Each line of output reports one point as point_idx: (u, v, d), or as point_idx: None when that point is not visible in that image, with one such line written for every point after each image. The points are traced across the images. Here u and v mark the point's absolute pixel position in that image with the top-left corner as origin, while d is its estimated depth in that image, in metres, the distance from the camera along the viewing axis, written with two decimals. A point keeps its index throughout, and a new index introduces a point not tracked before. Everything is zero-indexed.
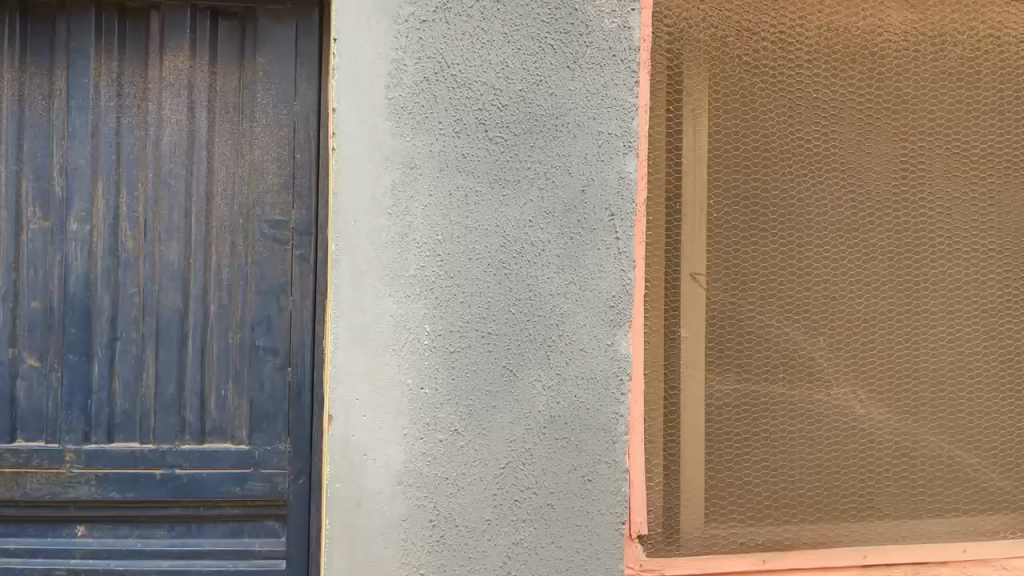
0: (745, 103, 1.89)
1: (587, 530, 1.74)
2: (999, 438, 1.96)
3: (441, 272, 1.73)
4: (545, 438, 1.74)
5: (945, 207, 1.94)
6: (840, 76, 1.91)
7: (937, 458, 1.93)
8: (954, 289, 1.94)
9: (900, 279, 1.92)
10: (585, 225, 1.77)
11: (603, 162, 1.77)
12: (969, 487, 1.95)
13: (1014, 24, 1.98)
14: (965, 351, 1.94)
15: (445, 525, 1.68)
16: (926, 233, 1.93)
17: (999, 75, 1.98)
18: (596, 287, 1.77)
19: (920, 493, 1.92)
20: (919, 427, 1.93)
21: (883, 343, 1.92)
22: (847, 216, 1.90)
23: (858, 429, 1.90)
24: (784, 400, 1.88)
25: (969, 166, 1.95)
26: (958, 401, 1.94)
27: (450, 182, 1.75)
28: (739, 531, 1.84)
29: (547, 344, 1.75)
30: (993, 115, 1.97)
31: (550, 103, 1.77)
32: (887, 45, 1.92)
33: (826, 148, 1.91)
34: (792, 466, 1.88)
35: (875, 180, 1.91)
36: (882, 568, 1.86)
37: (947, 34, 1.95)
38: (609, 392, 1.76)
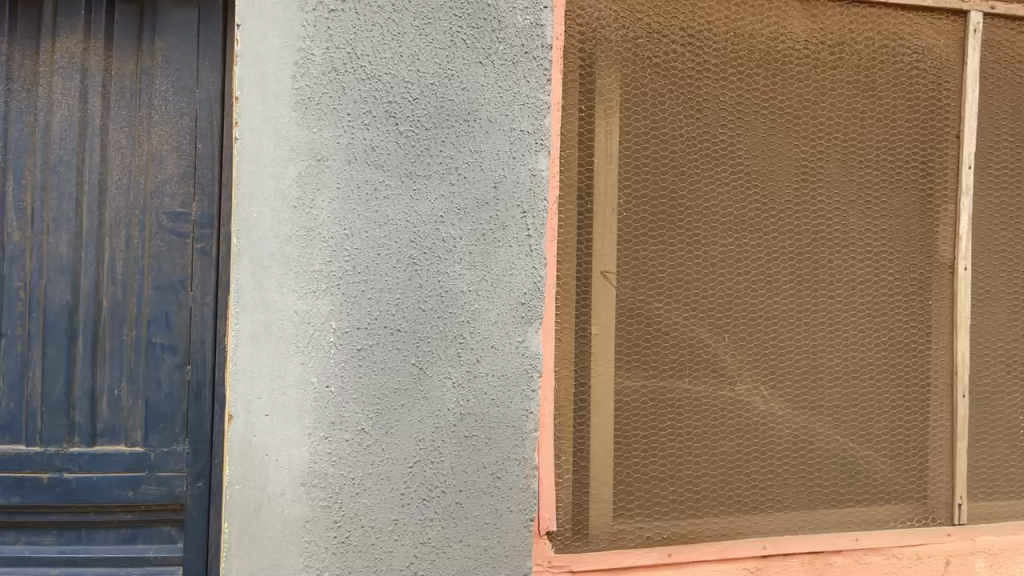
0: (657, 108, 2.13)
1: (495, 527, 1.83)
2: (887, 430, 2.31)
3: (348, 268, 1.74)
4: (454, 436, 1.80)
5: (840, 209, 2.27)
6: (745, 81, 2.20)
7: (833, 451, 2.27)
8: (838, 270, 2.27)
9: (798, 276, 2.24)
10: (497, 221, 1.82)
11: (517, 160, 1.83)
12: (850, 471, 2.28)
13: (907, 35, 2.30)
14: (856, 345, 2.28)
15: (351, 526, 1.75)
16: (823, 234, 2.26)
17: (892, 84, 2.30)
18: (508, 285, 1.83)
19: (816, 484, 2.25)
20: (814, 420, 2.26)
21: (783, 336, 2.24)
22: (749, 207, 2.20)
23: (758, 421, 2.22)
24: (690, 395, 2.16)
25: (863, 169, 2.28)
26: (838, 371, 2.27)
27: (358, 176, 1.74)
28: (646, 525, 2.10)
29: (457, 341, 1.80)
30: (885, 122, 2.30)
31: (461, 98, 1.80)
32: (788, 52, 2.22)
33: (734, 150, 2.19)
34: (697, 459, 2.17)
35: (775, 182, 2.22)
36: (779, 558, 2.15)
37: (846, 43, 2.26)
38: (519, 389, 1.84)
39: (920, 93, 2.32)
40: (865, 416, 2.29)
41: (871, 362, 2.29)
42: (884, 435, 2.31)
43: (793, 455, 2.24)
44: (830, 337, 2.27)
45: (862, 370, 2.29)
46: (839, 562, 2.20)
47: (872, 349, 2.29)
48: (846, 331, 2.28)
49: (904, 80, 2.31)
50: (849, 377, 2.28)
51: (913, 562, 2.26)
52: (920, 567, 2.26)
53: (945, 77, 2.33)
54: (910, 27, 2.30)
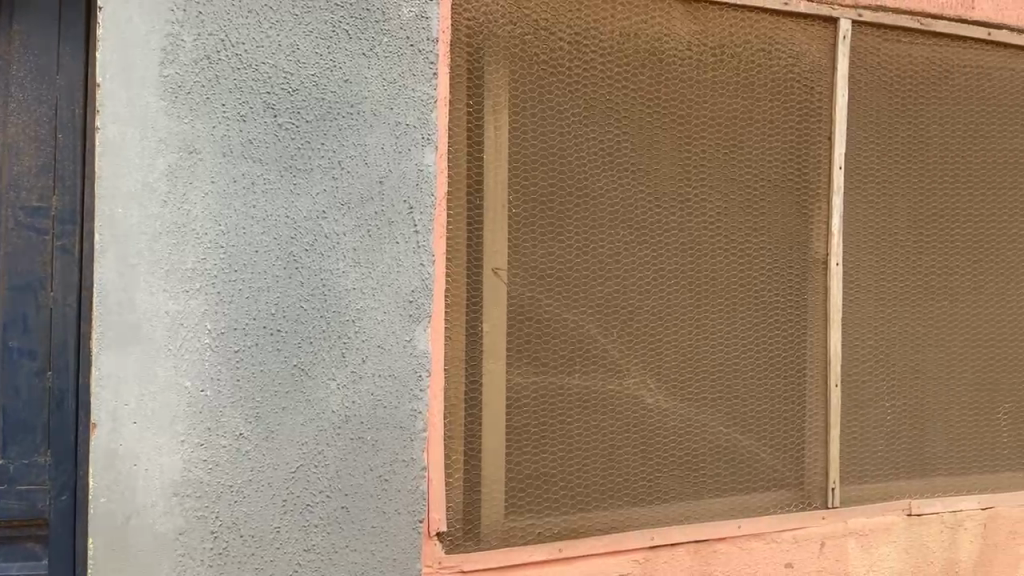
0: (545, 105, 2.14)
1: (382, 531, 1.79)
2: (767, 420, 2.40)
3: (223, 265, 1.66)
4: (339, 439, 1.75)
5: (721, 207, 2.34)
6: (630, 80, 2.23)
7: (717, 441, 2.34)
8: (720, 267, 2.34)
9: (682, 274, 2.30)
10: (382, 217, 1.78)
11: (402, 154, 1.80)
12: (733, 460, 2.36)
13: (782, 40, 2.39)
14: (738, 339, 2.36)
15: (228, 536, 1.68)
16: (706, 232, 2.32)
17: (769, 87, 2.39)
18: (394, 282, 1.79)
19: (701, 474, 2.32)
20: (699, 412, 2.32)
21: (669, 332, 2.29)
22: (635, 204, 2.24)
23: (647, 415, 2.26)
24: (580, 390, 2.18)
25: (744, 169, 2.36)
26: (720, 364, 2.34)
27: (234, 169, 1.67)
28: (536, 522, 2.11)
29: (341, 341, 1.75)
30: (764, 123, 2.38)
31: (344, 90, 1.74)
32: (672, 52, 2.27)
33: (621, 149, 2.22)
34: (587, 454, 2.19)
35: (661, 181, 2.27)
36: (667, 547, 2.20)
37: (727, 47, 2.33)
38: (408, 388, 1.80)
39: (795, 96, 2.42)
40: (745, 407, 2.37)
41: (751, 356, 2.37)
42: (764, 425, 2.40)
43: (679, 447, 2.30)
44: (713, 332, 2.33)
45: (743, 363, 2.36)
46: (723, 549, 2.27)
47: (752, 343, 2.37)
48: (727, 326, 2.35)
49: (780, 83, 2.40)
50: (731, 370, 2.35)
51: (790, 546, 2.36)
52: (798, 550, 2.37)
53: (818, 81, 2.44)
54: (785, 33, 2.39)
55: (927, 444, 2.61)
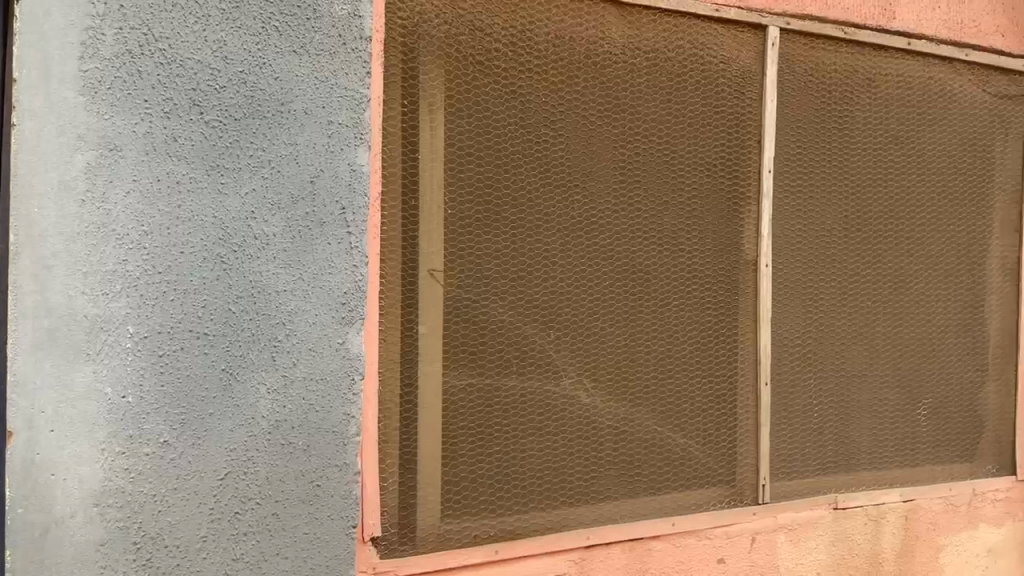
0: (480, 105, 2.13)
1: (313, 537, 1.76)
2: (700, 419, 2.45)
3: (147, 267, 1.61)
4: (269, 444, 1.72)
5: (656, 210, 2.37)
6: (566, 82, 2.24)
7: (652, 440, 2.37)
8: (655, 268, 2.37)
9: (618, 275, 2.32)
10: (313, 218, 1.75)
11: (335, 154, 1.78)
12: (667, 459, 2.40)
13: (713, 46, 2.43)
14: (671, 340, 2.40)
15: (152, 547, 1.62)
16: (641, 234, 2.35)
17: (701, 92, 2.43)
18: (326, 284, 1.77)
19: (636, 473, 2.34)
20: (635, 412, 2.35)
21: (605, 333, 2.31)
22: (570, 205, 2.25)
23: (583, 415, 2.27)
24: (517, 392, 2.18)
25: (678, 172, 2.40)
26: (655, 365, 2.37)
27: (158, 168, 1.62)
28: (473, 525, 2.11)
29: (271, 344, 1.72)
30: (697, 127, 2.43)
31: (274, 88, 1.71)
32: (607, 56, 2.29)
33: (556, 152, 2.23)
34: (525, 455, 2.19)
35: (596, 183, 2.28)
36: (603, 547, 2.24)
37: (660, 51, 2.36)
38: (340, 393, 1.79)
39: (725, 100, 2.47)
40: (679, 406, 2.41)
41: (684, 357, 2.41)
42: (697, 424, 2.44)
43: (615, 446, 2.32)
44: (648, 333, 2.36)
45: (676, 363, 2.40)
46: (658, 547, 2.32)
47: (685, 344, 2.42)
48: (662, 326, 2.38)
49: (712, 88, 2.45)
50: (665, 370, 2.39)
51: (722, 541, 2.42)
52: (731, 546, 2.43)
53: (747, 87, 2.50)
54: (716, 38, 2.43)
55: (853, 440, 2.69)
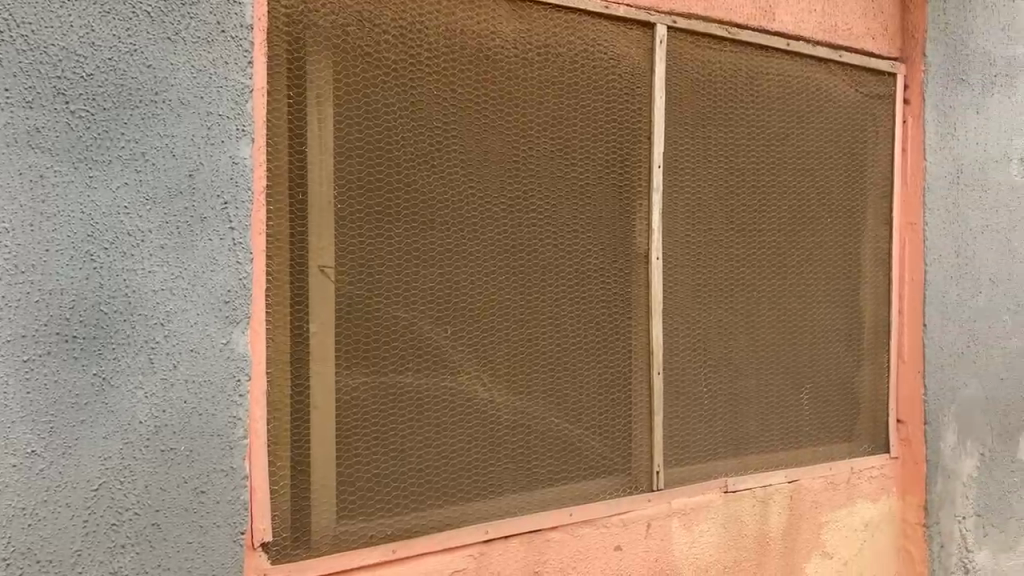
0: (370, 97, 2.09)
1: (198, 546, 1.70)
2: (596, 410, 2.49)
3: (10, 267, 1.50)
4: (147, 451, 1.64)
5: (550, 205, 2.39)
6: (459, 76, 2.22)
7: (550, 432, 2.39)
8: (549, 263, 2.39)
9: (513, 270, 2.32)
10: (192, 213, 1.69)
11: (215, 146, 1.72)
12: (564, 450, 2.42)
13: (604, 42, 2.47)
14: (567, 333, 2.42)
15: (22, 563, 1.51)
16: (535, 229, 2.36)
17: (593, 87, 2.46)
18: (208, 282, 1.71)
19: (534, 465, 2.36)
20: (532, 405, 2.36)
21: (501, 328, 2.31)
22: (465, 199, 2.24)
23: (480, 409, 2.27)
24: (413, 389, 2.16)
25: (571, 167, 2.43)
26: (551, 358, 2.40)
27: (21, 161, 1.51)
28: (369, 525, 2.08)
29: (148, 346, 1.64)
30: (588, 122, 2.46)
31: (147, 76, 1.63)
32: (498, 51, 2.28)
33: (450, 146, 2.21)
34: (421, 452, 2.17)
35: (491, 178, 2.28)
36: (500, 540, 2.25)
37: (551, 46, 2.37)
38: (226, 395, 1.74)
39: (616, 95, 2.51)
40: (575, 399, 2.44)
41: (579, 349, 2.45)
42: (593, 415, 2.48)
43: (512, 440, 2.32)
44: (544, 326, 2.38)
45: (571, 356, 2.43)
46: (555, 538, 2.35)
47: (580, 336, 2.45)
48: (557, 320, 2.40)
49: (603, 84, 2.48)
50: (561, 363, 2.41)
51: (619, 529, 2.47)
52: (626, 533, 2.48)
53: (637, 83, 2.55)
54: (606, 35, 2.47)
55: (740, 426, 2.80)
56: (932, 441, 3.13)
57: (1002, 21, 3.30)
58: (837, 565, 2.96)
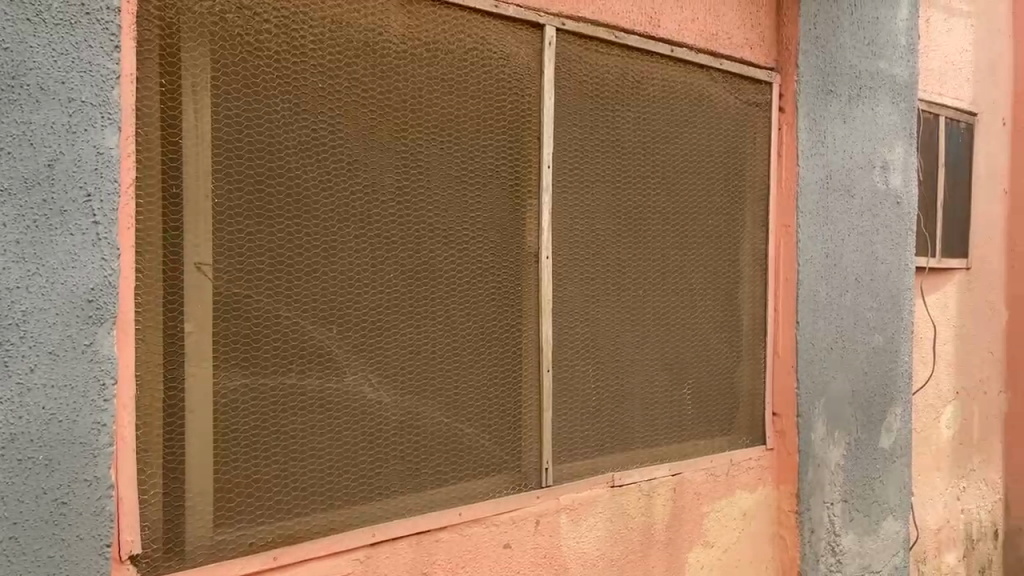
0: (249, 88, 2.01)
1: (61, 560, 1.62)
2: (486, 408, 2.48)
3: None
4: (3, 461, 1.55)
5: (439, 202, 2.36)
6: (345, 69, 2.17)
7: (439, 432, 2.37)
8: (439, 261, 2.36)
9: (402, 268, 2.28)
10: (52, 206, 1.59)
11: (78, 135, 1.63)
12: (454, 449, 2.41)
13: (493, 41, 2.47)
14: (457, 331, 2.40)
15: None
16: (425, 227, 2.33)
17: (482, 85, 2.45)
18: (69, 279, 1.62)
19: (423, 466, 2.33)
20: (421, 405, 2.33)
21: (389, 327, 2.26)
22: (352, 195, 2.18)
23: (368, 410, 2.22)
24: (297, 390, 2.09)
25: (461, 164, 2.41)
26: (440, 356, 2.37)
27: None
28: (249, 532, 2.01)
29: (3, 348, 1.54)
30: (478, 120, 2.45)
31: (3, 59, 1.53)
32: (386, 45, 2.24)
33: (336, 140, 2.15)
34: (305, 455, 2.10)
35: (379, 174, 2.23)
36: (387, 543, 2.22)
37: (440, 43, 2.35)
38: (89, 400, 1.65)
39: (505, 95, 2.51)
40: (465, 397, 2.43)
41: (468, 347, 2.43)
42: (483, 413, 2.48)
43: (399, 440, 2.29)
44: (434, 324, 2.35)
45: (461, 354, 2.42)
46: (444, 537, 2.34)
47: (469, 334, 2.43)
48: (447, 318, 2.38)
49: (493, 82, 2.48)
50: (451, 362, 2.40)
51: (507, 527, 2.49)
52: (514, 530, 2.50)
53: (526, 83, 2.56)
54: (495, 34, 2.47)
55: (627, 421, 2.85)
56: (804, 433, 3.30)
57: (866, 37, 3.52)
58: (716, 553, 3.09)
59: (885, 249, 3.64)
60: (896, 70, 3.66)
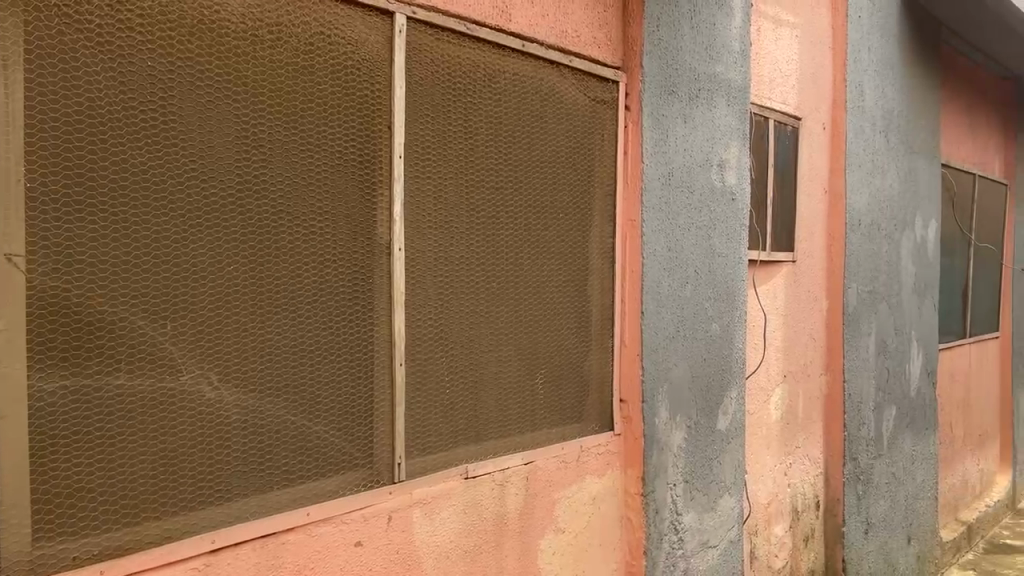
0: (68, 61, 1.84)
1: None
2: (336, 405, 2.41)
3: None
4: None
5: (284, 191, 2.25)
6: (178, 48, 2.03)
7: (286, 431, 2.28)
8: (284, 252, 2.26)
9: (243, 260, 2.17)
10: None
11: None
12: (302, 449, 2.32)
13: (340, 27, 2.39)
14: (304, 325, 2.31)
15: None
16: (269, 217, 2.22)
17: (330, 70, 2.37)
18: None
19: (267, 467, 2.24)
20: (265, 403, 2.23)
21: (231, 323, 2.15)
22: (187, 184, 2.05)
23: (206, 410, 2.10)
24: (125, 392, 1.94)
25: (308, 152, 2.31)
26: (286, 352, 2.27)
27: None
28: (72, 546, 1.86)
29: None
30: (325, 107, 2.36)
31: None
32: (224, 24, 2.11)
33: (168, 124, 2.01)
34: (135, 461, 1.96)
35: (216, 161, 2.10)
36: (229, 549, 2.12)
37: (283, 25, 2.25)
38: None
39: (353, 82, 2.43)
40: (315, 394, 2.34)
41: (317, 342, 2.35)
42: (333, 410, 2.40)
43: (242, 441, 2.18)
44: (278, 318, 2.25)
45: (309, 350, 2.33)
46: (291, 540, 2.26)
47: (318, 329, 2.35)
48: (293, 310, 2.28)
49: (340, 68, 2.39)
50: (298, 357, 2.30)
51: (359, 524, 2.43)
52: (366, 528, 2.45)
53: (376, 71, 2.49)
54: (342, 19, 2.40)
55: (481, 413, 2.86)
56: (648, 418, 3.43)
57: (703, 42, 3.70)
58: (567, 538, 3.17)
59: (721, 243, 3.84)
60: (731, 74, 3.87)
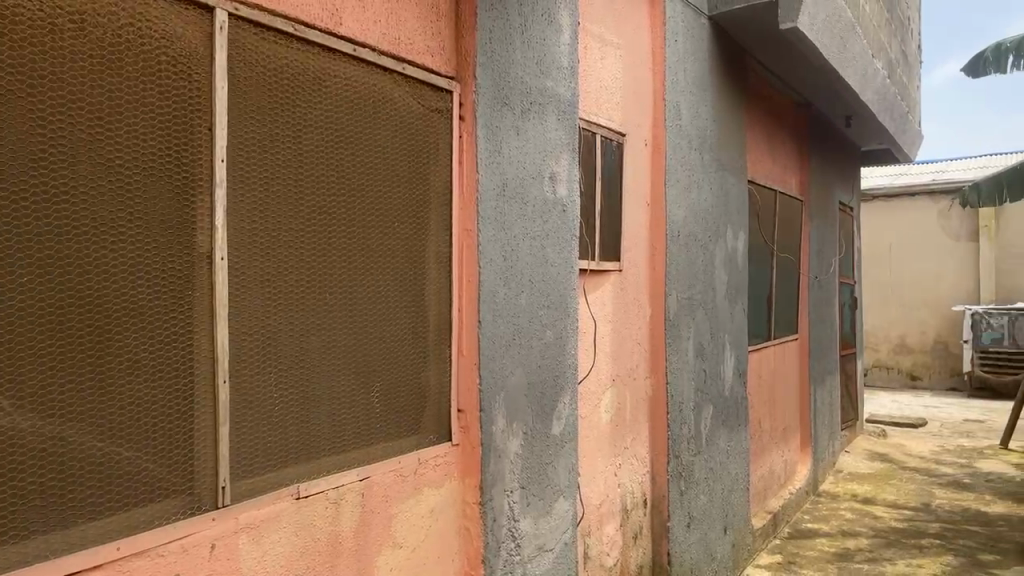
0: None
1: None
2: (151, 428, 2.21)
3: None
4: None
5: (90, 197, 2.05)
6: None
7: (92, 459, 2.06)
8: (89, 262, 2.05)
9: (41, 271, 1.94)
10: None
11: None
12: (112, 477, 2.11)
13: (152, 20, 2.22)
14: (112, 342, 2.11)
15: None
16: (71, 224, 2.01)
17: (142, 66, 2.18)
18: None
19: (71, 499, 2.02)
20: (66, 430, 2.01)
21: (25, 340, 1.92)
22: None
23: None
24: None
25: (116, 154, 2.11)
26: (91, 371, 2.06)
27: None
28: None
29: None
30: (138, 105, 2.17)
31: None
32: (18, 10, 1.90)
33: None
34: None
35: (10, 162, 1.88)
36: None
37: (87, 15, 2.05)
38: None
39: (169, 80, 2.26)
40: (125, 416, 2.14)
41: (128, 359, 2.15)
42: (147, 434, 2.20)
43: (39, 472, 1.95)
44: (82, 334, 2.04)
45: (118, 368, 2.12)
46: None
47: (129, 344, 2.15)
48: (99, 325, 2.08)
49: (152, 64, 2.21)
50: (105, 377, 2.09)
51: (177, 556, 2.24)
52: (186, 559, 2.27)
53: (194, 68, 2.33)
54: (154, 12, 2.22)
55: (313, 430, 2.73)
56: (486, 426, 3.43)
57: (534, 56, 3.76)
58: (403, 553, 3.09)
59: (554, 253, 3.92)
60: (560, 89, 3.98)
